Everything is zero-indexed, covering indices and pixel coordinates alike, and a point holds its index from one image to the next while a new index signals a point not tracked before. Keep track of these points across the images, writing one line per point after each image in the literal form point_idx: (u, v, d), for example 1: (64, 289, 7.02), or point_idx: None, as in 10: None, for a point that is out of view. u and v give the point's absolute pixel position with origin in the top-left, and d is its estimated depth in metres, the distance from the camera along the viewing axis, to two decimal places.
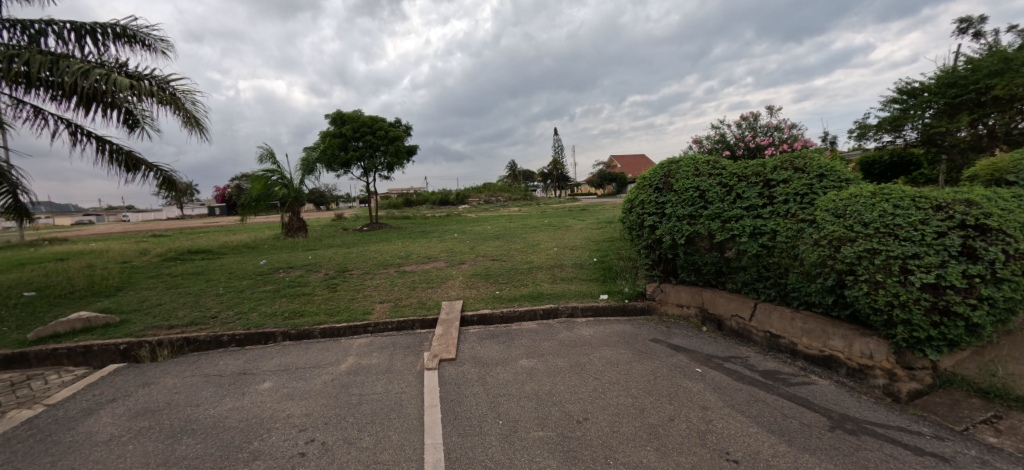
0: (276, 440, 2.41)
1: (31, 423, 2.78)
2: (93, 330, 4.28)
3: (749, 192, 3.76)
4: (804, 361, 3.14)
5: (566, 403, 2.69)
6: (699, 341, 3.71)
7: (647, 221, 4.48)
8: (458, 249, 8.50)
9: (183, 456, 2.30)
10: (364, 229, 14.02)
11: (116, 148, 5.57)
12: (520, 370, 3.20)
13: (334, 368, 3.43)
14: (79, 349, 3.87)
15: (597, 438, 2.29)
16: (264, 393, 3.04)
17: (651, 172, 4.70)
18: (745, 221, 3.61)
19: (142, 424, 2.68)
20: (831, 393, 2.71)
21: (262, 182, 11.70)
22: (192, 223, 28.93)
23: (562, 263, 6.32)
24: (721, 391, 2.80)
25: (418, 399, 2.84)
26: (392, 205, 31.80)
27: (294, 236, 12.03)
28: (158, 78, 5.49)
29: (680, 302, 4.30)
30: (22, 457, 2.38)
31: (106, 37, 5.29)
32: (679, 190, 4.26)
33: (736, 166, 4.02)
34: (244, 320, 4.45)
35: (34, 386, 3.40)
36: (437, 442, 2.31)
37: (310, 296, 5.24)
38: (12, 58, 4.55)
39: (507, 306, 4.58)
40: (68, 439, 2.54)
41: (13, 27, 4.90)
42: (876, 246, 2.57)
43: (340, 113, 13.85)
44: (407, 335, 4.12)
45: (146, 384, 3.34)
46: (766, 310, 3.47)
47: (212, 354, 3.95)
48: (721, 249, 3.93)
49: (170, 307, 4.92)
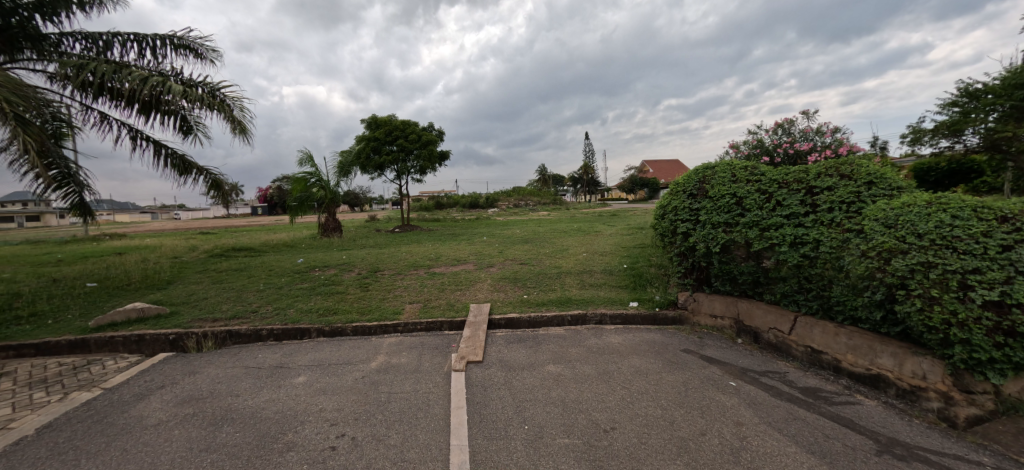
0: (309, 433, 2.50)
1: (90, 404, 3.01)
2: (145, 319, 4.58)
3: (790, 199, 3.57)
4: (849, 380, 2.97)
5: (592, 411, 2.66)
6: (733, 353, 3.58)
7: (680, 228, 4.38)
8: (487, 252, 8.54)
9: (223, 443, 2.42)
10: (395, 231, 14.40)
11: (171, 151, 5.97)
12: (546, 376, 3.19)
13: (365, 365, 3.53)
14: (133, 337, 4.16)
15: (625, 448, 2.25)
16: (298, 387, 3.16)
17: (685, 178, 4.60)
18: (785, 230, 3.45)
19: (187, 411, 2.85)
20: (878, 414, 2.55)
21: (301, 184, 12.18)
22: (235, 222, 30.64)
23: (590, 269, 6.26)
24: (756, 407, 2.68)
25: (444, 399, 2.87)
26: (423, 208, 32.67)
27: (330, 236, 12.52)
28: (210, 86, 5.83)
29: (714, 313, 4.17)
30: (81, 436, 2.57)
31: (164, 48, 5.69)
32: (714, 196, 4.13)
33: (776, 172, 3.81)
34: (282, 315, 4.66)
35: (93, 370, 3.68)
36: (463, 443, 2.33)
37: (343, 295, 5.42)
38: (82, 67, 4.98)
39: (534, 310, 4.57)
40: (121, 421, 2.73)
41: (85, 40, 5.38)
42: (930, 258, 2.41)
43: (375, 118, 14.31)
44: (435, 336, 4.19)
45: (191, 372, 3.55)
46: (807, 324, 3.30)
47: (251, 347, 4.15)
48: (758, 258, 3.78)
49: (215, 301, 5.22)
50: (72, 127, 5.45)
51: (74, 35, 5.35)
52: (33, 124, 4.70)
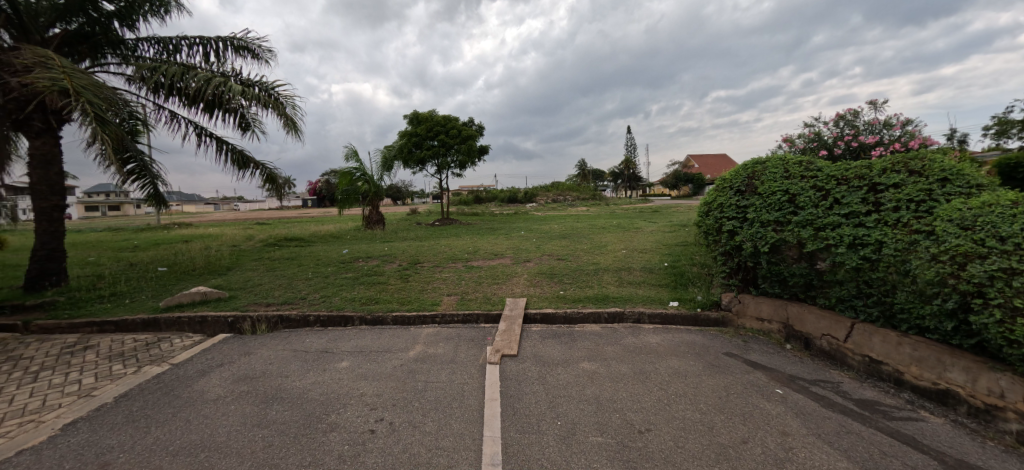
0: (350, 415, 2.62)
1: (159, 378, 3.31)
2: (207, 302, 4.97)
3: (849, 197, 3.32)
4: (911, 394, 2.74)
5: (627, 411, 2.61)
6: (781, 359, 3.39)
7: (726, 226, 4.19)
8: (524, 247, 8.56)
9: (273, 420, 2.59)
10: (434, 224, 14.75)
11: (231, 147, 6.40)
12: (581, 373, 3.16)
13: (404, 354, 3.65)
14: (197, 318, 4.53)
15: (660, 451, 2.20)
16: (342, 371, 3.32)
17: (733, 173, 4.39)
18: (843, 230, 3.21)
19: (242, 388, 3.07)
20: (945, 433, 2.34)
21: (347, 178, 12.72)
22: (286, 213, 32.56)
23: (629, 266, 6.12)
24: (804, 417, 2.53)
25: (479, 391, 2.92)
26: (461, 202, 33.22)
27: (373, 228, 13.03)
28: (265, 85, 6.19)
29: (760, 316, 3.96)
30: (151, 406, 2.84)
31: (225, 50, 6.09)
32: (764, 193, 3.91)
33: (835, 167, 3.55)
34: (328, 302, 4.91)
35: (163, 347, 4.04)
36: (495, 435, 2.36)
37: (385, 285, 5.62)
38: (154, 69, 5.43)
39: (570, 306, 4.55)
40: (185, 395, 2.99)
41: (157, 44, 5.86)
42: (1014, 264, 2.16)
43: (416, 114, 14.66)
44: (471, 328, 4.26)
45: (246, 353, 3.82)
46: (866, 332, 3.07)
47: (300, 331, 4.41)
48: (812, 259, 3.55)
49: (268, 287, 5.57)
50: (146, 125, 5.97)
51: (148, 40, 5.84)
52: (113, 122, 5.19)
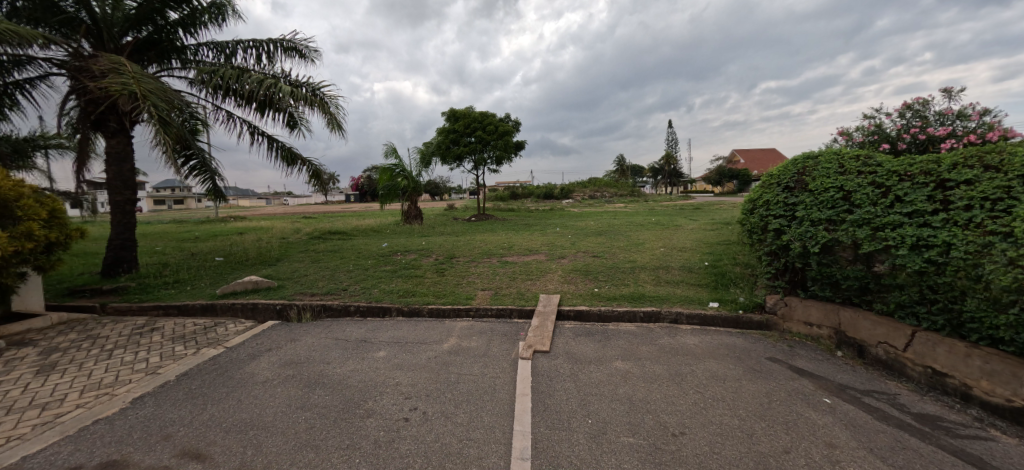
0: (386, 403, 2.72)
1: (215, 359, 3.57)
2: (258, 290, 5.31)
3: (913, 194, 3.04)
4: (981, 411, 2.49)
5: (661, 413, 2.54)
6: (830, 367, 3.17)
7: (772, 224, 3.97)
8: (560, 243, 8.50)
9: (315, 403, 2.73)
10: (470, 220, 14.95)
11: (280, 145, 6.77)
12: (614, 372, 3.10)
13: (438, 346, 3.73)
14: (249, 305, 4.85)
15: (694, 456, 2.13)
16: (379, 360, 3.45)
17: (781, 169, 4.14)
18: (905, 230, 2.95)
19: (287, 372, 3.26)
20: (1020, 455, 2.10)
21: (388, 174, 13.12)
22: (330, 208, 34.14)
23: (667, 265, 5.94)
24: (854, 429, 2.35)
25: (510, 385, 2.94)
26: (497, 198, 33.44)
27: (412, 223, 13.40)
28: (312, 85, 6.49)
29: (809, 321, 3.72)
30: (208, 385, 3.07)
31: (275, 52, 6.43)
32: (815, 190, 3.66)
33: (897, 162, 3.26)
34: (367, 294, 5.10)
35: (219, 331, 4.36)
36: (525, 430, 2.37)
37: (422, 278, 5.77)
38: (213, 72, 5.82)
39: (605, 304, 4.47)
40: (237, 376, 3.21)
41: (215, 49, 6.27)
42: None
43: (454, 111, 14.88)
44: (504, 323, 4.29)
45: (292, 339, 4.05)
46: (929, 342, 2.81)
47: (342, 320, 4.61)
48: (868, 262, 3.29)
49: (313, 278, 5.87)
50: (206, 125, 6.42)
51: (208, 45, 6.27)
52: (177, 122, 5.62)
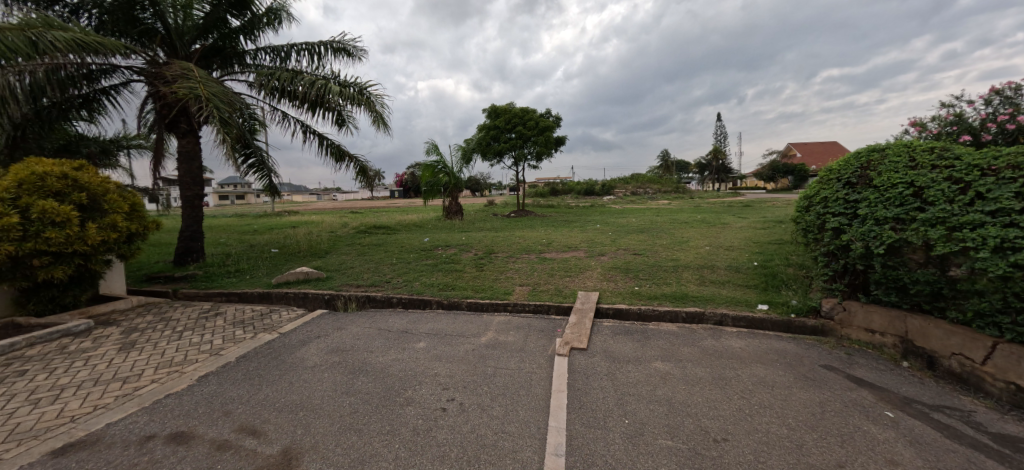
0: (425, 392, 2.81)
1: (271, 343, 3.85)
2: (309, 281, 5.64)
3: (999, 190, 2.70)
4: None
5: (703, 417, 2.44)
6: (894, 378, 2.91)
7: (830, 223, 3.67)
8: (600, 240, 8.36)
9: (358, 389, 2.88)
10: (509, 216, 15.05)
11: (328, 143, 7.12)
12: (653, 373, 3.02)
13: (475, 339, 3.81)
14: (301, 295, 5.16)
15: (736, 464, 2.03)
16: (419, 351, 3.56)
17: (843, 164, 3.86)
18: (988, 230, 2.63)
19: (334, 359, 3.45)
20: None
21: (430, 171, 13.47)
22: (375, 204, 35.57)
23: (713, 264, 5.68)
24: (921, 447, 2.15)
25: (545, 381, 2.94)
26: (537, 194, 33.40)
27: (452, 218, 13.70)
28: (359, 86, 6.77)
29: (871, 328, 3.43)
30: (264, 367, 3.32)
31: (325, 54, 6.77)
32: (881, 186, 3.37)
33: (981, 155, 2.93)
34: (409, 287, 5.28)
35: (275, 317, 4.69)
36: (560, 426, 2.36)
37: (461, 273, 5.89)
38: (269, 76, 6.22)
39: (645, 303, 4.36)
40: (289, 360, 3.44)
41: (272, 53, 6.70)
42: None
43: (495, 107, 14.99)
44: (541, 319, 4.29)
45: (339, 328, 4.28)
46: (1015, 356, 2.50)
47: (385, 311, 4.81)
48: (942, 265, 2.97)
49: (359, 270, 6.15)
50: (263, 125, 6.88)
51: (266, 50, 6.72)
52: (237, 123, 6.06)
